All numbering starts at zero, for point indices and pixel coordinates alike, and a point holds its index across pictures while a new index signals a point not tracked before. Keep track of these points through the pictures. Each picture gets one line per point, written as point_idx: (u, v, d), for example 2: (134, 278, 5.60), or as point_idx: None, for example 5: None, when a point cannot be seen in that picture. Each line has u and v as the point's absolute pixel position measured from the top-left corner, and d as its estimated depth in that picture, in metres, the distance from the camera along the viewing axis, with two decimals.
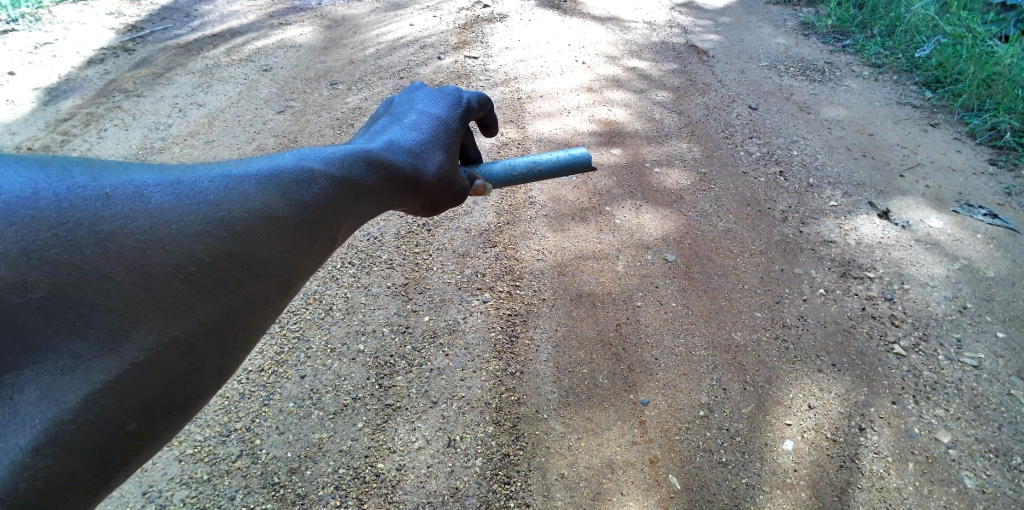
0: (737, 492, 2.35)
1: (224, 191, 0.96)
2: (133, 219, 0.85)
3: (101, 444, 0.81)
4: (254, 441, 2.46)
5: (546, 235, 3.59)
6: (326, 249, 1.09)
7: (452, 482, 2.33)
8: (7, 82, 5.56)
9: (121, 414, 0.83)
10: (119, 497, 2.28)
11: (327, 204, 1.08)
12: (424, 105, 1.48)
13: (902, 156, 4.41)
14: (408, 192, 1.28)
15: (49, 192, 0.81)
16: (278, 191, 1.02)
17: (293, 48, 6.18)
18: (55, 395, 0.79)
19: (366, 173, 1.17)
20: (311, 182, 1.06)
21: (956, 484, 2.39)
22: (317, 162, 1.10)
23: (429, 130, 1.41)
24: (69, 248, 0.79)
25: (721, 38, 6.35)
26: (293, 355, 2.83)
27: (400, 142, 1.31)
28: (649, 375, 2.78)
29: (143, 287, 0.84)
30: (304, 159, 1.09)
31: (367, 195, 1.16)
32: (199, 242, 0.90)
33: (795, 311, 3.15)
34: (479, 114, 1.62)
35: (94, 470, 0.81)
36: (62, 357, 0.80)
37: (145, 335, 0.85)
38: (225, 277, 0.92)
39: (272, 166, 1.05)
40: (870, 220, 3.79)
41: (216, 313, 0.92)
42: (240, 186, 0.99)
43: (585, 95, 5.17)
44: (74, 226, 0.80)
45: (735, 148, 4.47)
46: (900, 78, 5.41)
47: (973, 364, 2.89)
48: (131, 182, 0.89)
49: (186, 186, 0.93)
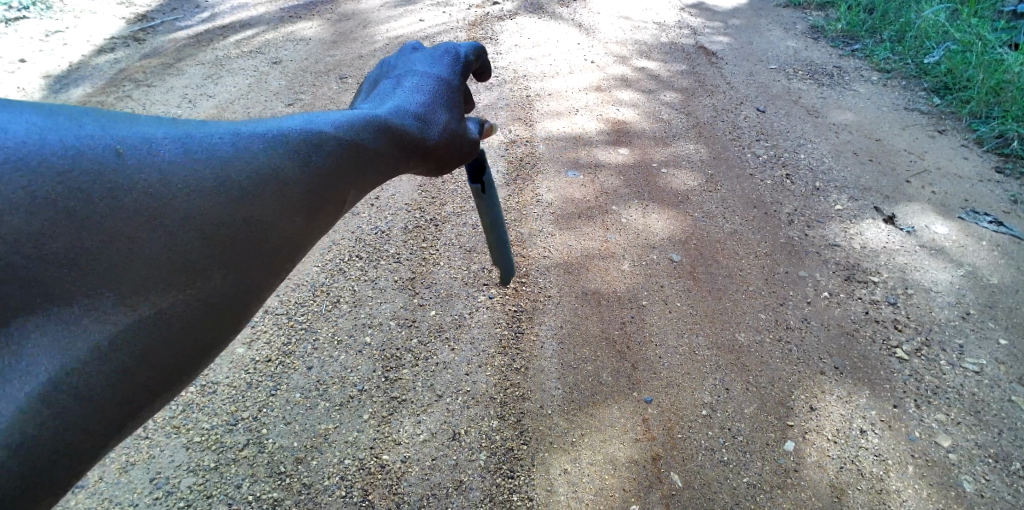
0: (738, 491, 2.37)
1: (233, 149, 0.96)
2: (144, 175, 0.86)
3: (103, 415, 0.82)
4: (261, 430, 2.49)
5: (553, 232, 3.61)
6: (333, 216, 1.10)
7: (456, 474, 2.35)
8: (17, 69, 5.59)
9: (129, 386, 0.84)
10: (127, 482, 2.31)
11: (335, 168, 1.07)
12: (424, 66, 1.47)
13: (909, 162, 4.41)
14: (414, 156, 1.29)
15: (56, 140, 0.81)
16: (287, 152, 1.01)
17: (303, 41, 6.20)
18: (56, 352, 0.79)
19: (375, 138, 1.17)
20: (320, 145, 1.05)
21: (955, 488, 2.41)
22: (326, 125, 1.09)
23: (433, 90, 1.41)
24: (76, 198, 0.80)
25: (731, 39, 6.35)
26: (300, 347, 2.86)
27: (408, 106, 1.31)
28: (652, 374, 2.80)
29: (158, 253, 0.85)
30: (313, 121, 1.08)
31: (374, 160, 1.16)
32: (209, 203, 0.90)
33: (799, 314, 3.17)
34: (476, 65, 1.63)
35: (98, 437, 0.82)
36: (73, 314, 0.80)
37: (157, 305, 0.86)
38: (238, 251, 0.93)
39: (281, 126, 1.03)
40: (875, 225, 3.80)
41: (226, 288, 0.93)
42: (249, 147, 0.98)
43: (593, 94, 5.19)
44: (83, 175, 0.81)
45: (742, 150, 4.48)
46: (908, 83, 5.41)
47: (975, 370, 2.90)
48: (140, 134, 0.89)
49: (195, 141, 0.93)
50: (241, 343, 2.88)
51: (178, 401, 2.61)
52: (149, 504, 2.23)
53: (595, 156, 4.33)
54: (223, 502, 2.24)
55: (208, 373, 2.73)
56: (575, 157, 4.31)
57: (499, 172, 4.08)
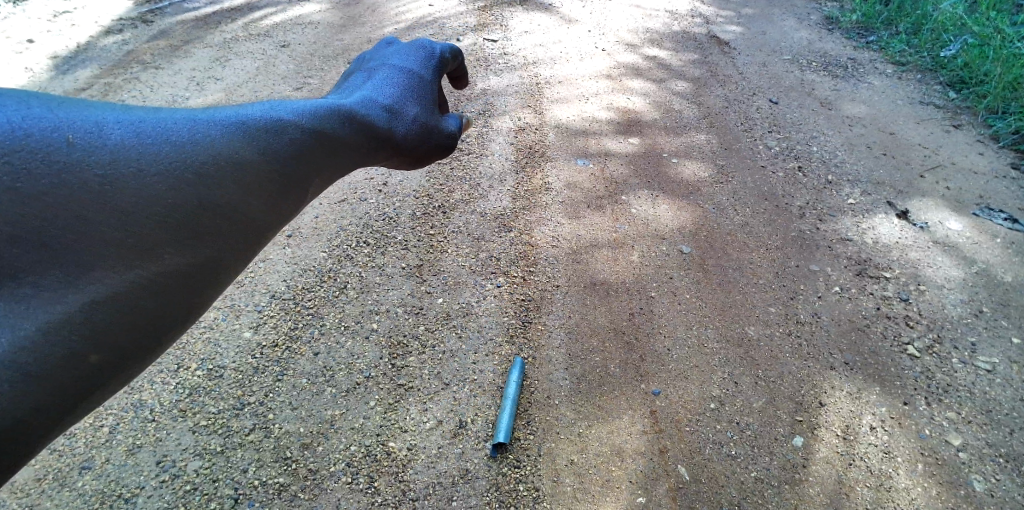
0: (746, 486, 2.34)
1: (189, 134, 1.01)
2: (94, 154, 0.90)
3: (69, 381, 0.84)
4: (268, 415, 2.48)
5: (562, 221, 3.57)
6: (299, 202, 1.17)
7: (462, 463, 2.34)
8: (25, 49, 5.56)
9: (93, 352, 0.87)
10: (134, 465, 2.30)
11: (300, 153, 1.16)
12: (395, 62, 1.62)
13: (923, 156, 4.35)
14: (381, 146, 1.40)
15: (5, 120, 0.85)
16: (247, 137, 1.09)
17: (311, 25, 6.14)
18: (12, 322, 0.80)
19: (338, 127, 1.28)
20: (281, 132, 1.13)
21: (964, 488, 2.38)
22: (288, 113, 1.17)
23: (399, 85, 1.52)
24: (25, 175, 0.83)
25: (743, 29, 6.26)
26: (307, 332, 2.85)
27: (374, 99, 1.42)
28: (660, 366, 2.78)
29: (113, 226, 0.88)
30: (276, 110, 1.16)
31: (332, 152, 1.24)
32: (165, 181, 0.95)
33: (810, 308, 3.13)
34: (451, 65, 1.77)
35: (54, 410, 0.83)
36: (25, 289, 0.82)
37: (118, 276, 0.89)
38: (198, 227, 0.98)
39: (241, 115, 1.11)
40: (888, 220, 3.75)
41: (187, 260, 0.97)
42: (207, 132, 1.04)
43: (604, 82, 5.12)
44: (31, 153, 0.84)
45: (754, 142, 4.42)
46: (924, 76, 5.32)
47: (987, 368, 2.86)
48: (92, 119, 0.93)
49: (149, 126, 0.99)
50: (248, 327, 2.87)
51: (184, 384, 2.60)
52: (155, 487, 2.23)
53: (604, 145, 4.28)
54: (229, 486, 2.24)
55: (215, 356, 2.72)
56: (584, 145, 4.26)
57: (508, 160, 4.04)
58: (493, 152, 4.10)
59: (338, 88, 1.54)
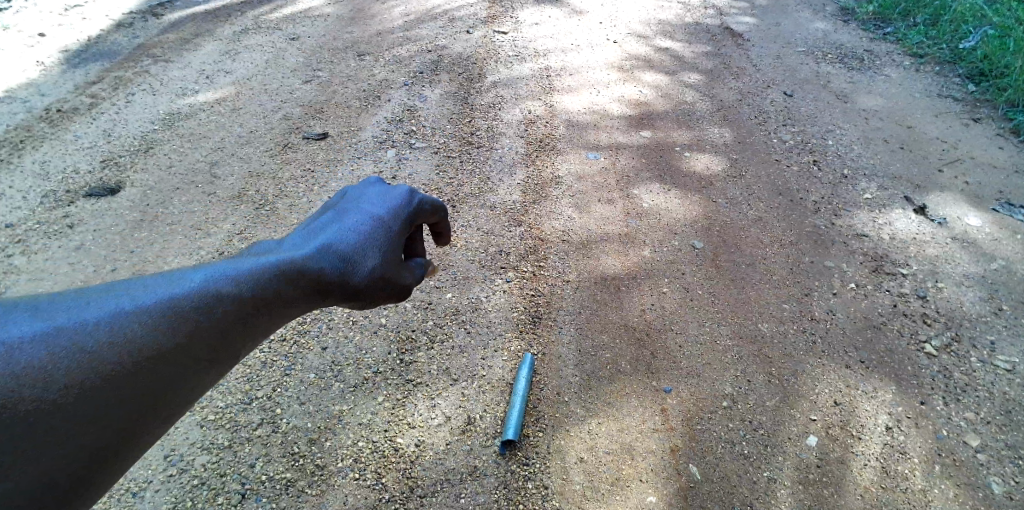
0: (759, 486, 2.30)
1: (111, 329, 0.91)
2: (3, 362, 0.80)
3: None
4: (275, 410, 2.47)
5: (572, 215, 3.53)
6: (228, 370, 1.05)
7: (470, 460, 2.32)
8: (37, 43, 5.57)
9: None
10: (142, 459, 2.30)
11: (225, 332, 1.03)
12: (370, 204, 1.36)
13: (942, 151, 4.25)
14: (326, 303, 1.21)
15: None
16: (172, 323, 0.97)
17: (320, 18, 6.11)
18: None
19: (280, 290, 1.12)
20: (209, 310, 1.01)
21: (983, 490, 2.32)
22: (221, 286, 1.05)
23: (362, 231, 1.28)
24: None
25: (758, 21, 6.16)
26: (315, 326, 2.83)
27: (327, 251, 1.22)
28: (671, 363, 2.74)
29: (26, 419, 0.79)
30: (210, 283, 1.04)
31: (279, 310, 1.12)
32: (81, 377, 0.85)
33: (824, 305, 3.07)
34: (435, 212, 1.50)
35: None
36: None
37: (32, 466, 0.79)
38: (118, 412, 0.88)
39: (172, 295, 0.99)
40: (905, 215, 3.67)
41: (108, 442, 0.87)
42: (132, 324, 0.93)
43: (615, 74, 5.06)
44: None
45: (768, 135, 4.35)
46: (943, 68, 5.20)
47: (1006, 368, 2.79)
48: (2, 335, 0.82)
49: (67, 327, 0.88)
50: None
51: None
52: (163, 481, 2.22)
53: (616, 138, 4.22)
54: (236, 481, 2.23)
55: None
56: (595, 138, 4.20)
57: (518, 153, 3.99)
58: (503, 145, 4.06)
59: (302, 226, 1.32)
